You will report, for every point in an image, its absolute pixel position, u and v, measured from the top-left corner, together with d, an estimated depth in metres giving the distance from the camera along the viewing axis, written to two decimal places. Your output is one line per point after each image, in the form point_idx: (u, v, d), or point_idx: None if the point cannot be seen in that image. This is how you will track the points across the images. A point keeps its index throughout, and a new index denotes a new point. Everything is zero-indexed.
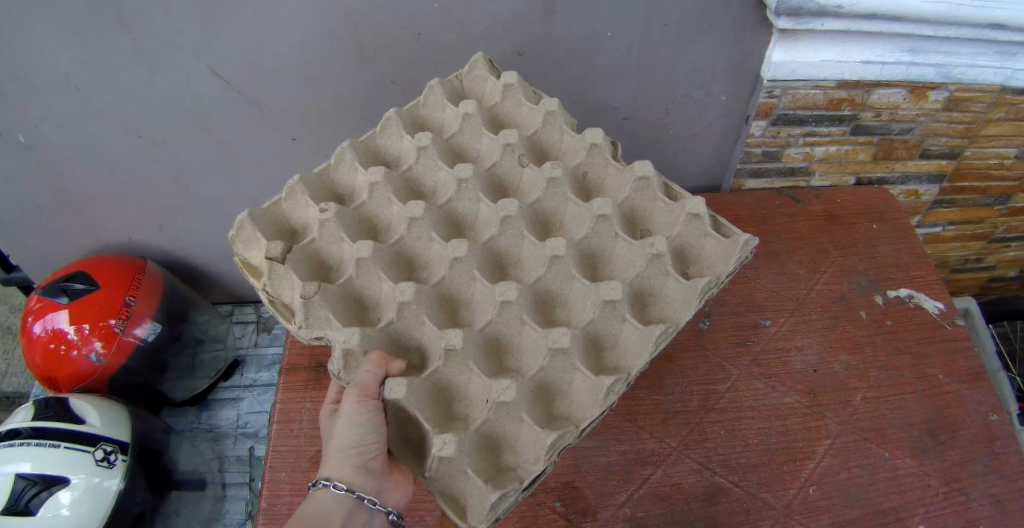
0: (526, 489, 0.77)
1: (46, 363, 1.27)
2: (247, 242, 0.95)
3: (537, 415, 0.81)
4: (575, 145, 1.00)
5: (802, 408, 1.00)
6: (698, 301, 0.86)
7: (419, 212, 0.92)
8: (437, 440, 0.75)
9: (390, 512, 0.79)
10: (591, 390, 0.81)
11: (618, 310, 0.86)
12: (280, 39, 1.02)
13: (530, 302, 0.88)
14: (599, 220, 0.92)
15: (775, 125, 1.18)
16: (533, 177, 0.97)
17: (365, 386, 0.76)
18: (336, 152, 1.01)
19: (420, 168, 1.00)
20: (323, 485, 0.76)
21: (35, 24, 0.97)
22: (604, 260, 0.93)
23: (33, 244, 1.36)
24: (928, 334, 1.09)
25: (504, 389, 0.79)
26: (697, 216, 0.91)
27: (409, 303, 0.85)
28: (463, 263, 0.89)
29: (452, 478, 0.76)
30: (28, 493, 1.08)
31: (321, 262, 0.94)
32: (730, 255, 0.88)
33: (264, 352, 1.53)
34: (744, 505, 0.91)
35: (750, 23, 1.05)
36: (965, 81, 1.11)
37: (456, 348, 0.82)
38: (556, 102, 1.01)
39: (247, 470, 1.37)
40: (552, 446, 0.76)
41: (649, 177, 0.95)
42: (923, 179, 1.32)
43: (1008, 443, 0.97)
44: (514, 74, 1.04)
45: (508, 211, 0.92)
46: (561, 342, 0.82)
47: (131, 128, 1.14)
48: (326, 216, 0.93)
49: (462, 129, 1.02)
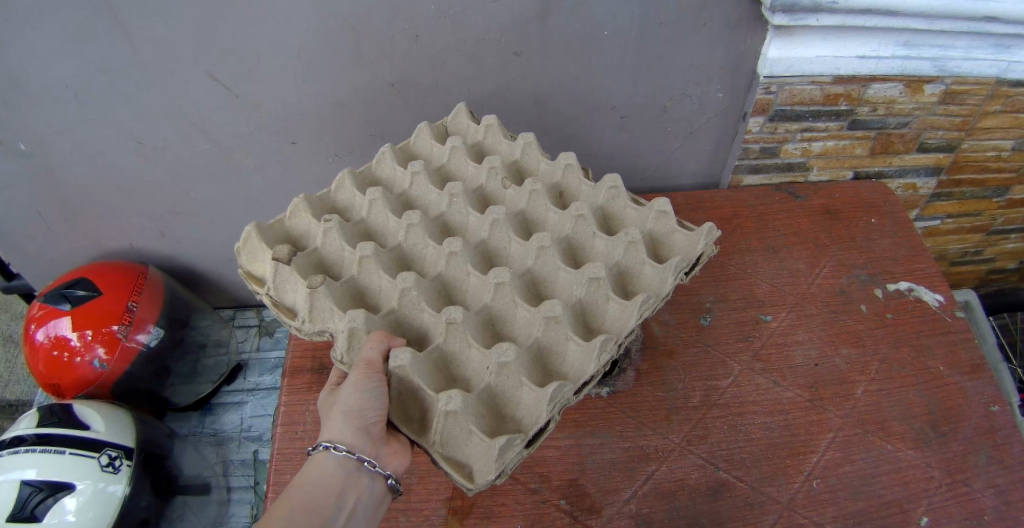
0: (531, 445, 0.78)
1: (49, 370, 1.28)
2: (252, 253, 0.96)
3: (534, 379, 0.82)
4: (550, 169, 1.03)
5: (803, 402, 1.01)
6: (673, 278, 0.88)
7: (415, 219, 0.94)
8: (443, 397, 0.77)
9: (389, 476, 0.79)
10: (583, 357, 0.82)
11: (602, 288, 0.87)
12: (278, 43, 1.03)
13: (521, 287, 0.90)
14: (577, 220, 0.95)
15: (772, 122, 1.19)
16: (515, 197, 1.00)
17: (372, 361, 0.79)
18: (336, 179, 1.03)
19: (415, 191, 1.02)
20: (323, 448, 0.76)
21: (33, 33, 0.97)
22: (584, 254, 0.95)
23: (35, 253, 1.36)
24: (928, 325, 1.09)
25: (504, 350, 0.80)
26: (664, 214, 0.95)
27: (410, 289, 0.87)
28: (458, 256, 0.91)
29: (459, 439, 0.77)
30: (34, 499, 1.08)
31: (323, 268, 0.95)
32: (696, 242, 0.91)
33: (267, 355, 1.53)
34: (748, 499, 0.91)
35: (745, 19, 1.05)
36: (960, 73, 1.12)
37: (457, 320, 0.83)
38: (533, 135, 1.05)
39: (252, 474, 1.37)
40: (553, 401, 0.77)
41: (618, 187, 0.99)
42: (921, 172, 1.33)
43: (1009, 433, 0.98)
44: (495, 117, 1.09)
45: (497, 215, 0.94)
46: (553, 311, 0.83)
47: (130, 134, 1.14)
48: (327, 225, 0.94)
49: (450, 161, 1.05)
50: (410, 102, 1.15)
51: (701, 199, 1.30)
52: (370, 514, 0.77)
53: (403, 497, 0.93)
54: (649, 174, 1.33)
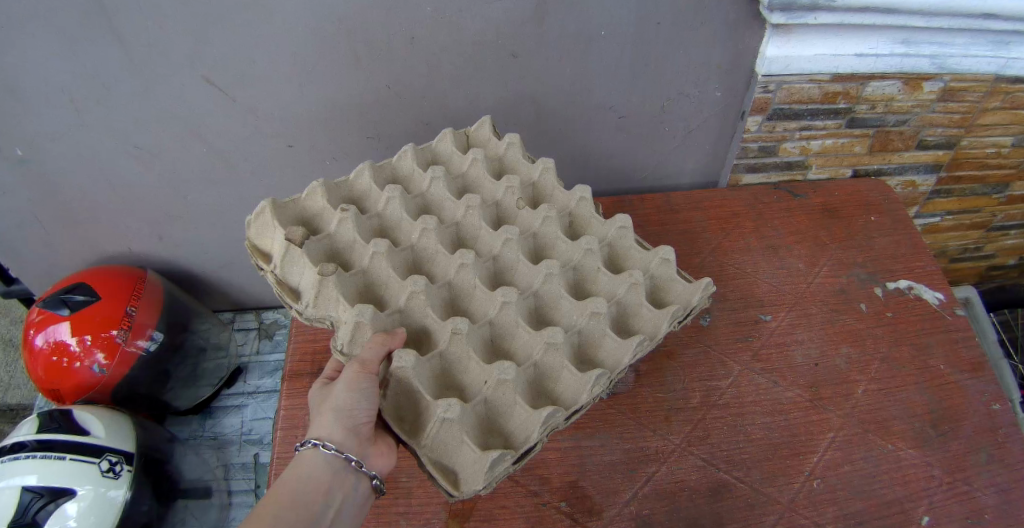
0: (517, 462, 0.78)
1: (49, 376, 1.28)
2: (263, 228, 0.96)
3: (527, 399, 0.82)
4: (565, 199, 1.03)
5: (804, 402, 1.00)
6: (669, 325, 0.89)
7: (431, 225, 0.94)
8: (442, 403, 0.76)
9: (374, 477, 0.78)
10: (577, 385, 0.82)
11: (601, 322, 0.88)
12: (273, 47, 1.02)
13: (524, 311, 0.90)
14: (586, 254, 0.95)
15: (771, 121, 1.19)
16: (527, 220, 1.00)
17: (367, 361, 0.79)
18: (358, 169, 1.03)
19: (431, 195, 1.01)
20: (311, 445, 0.75)
21: (28, 38, 0.97)
22: (586, 287, 0.95)
23: (34, 259, 1.36)
24: (928, 324, 1.09)
25: (505, 367, 0.80)
26: (668, 261, 0.95)
27: (419, 292, 0.87)
28: (469, 269, 0.91)
29: (449, 446, 0.77)
30: (35, 505, 1.08)
31: (334, 255, 0.95)
32: (693, 294, 0.92)
33: (267, 358, 1.54)
34: (748, 499, 0.91)
35: (743, 19, 1.05)
36: (959, 71, 1.11)
37: (462, 331, 0.83)
38: (552, 161, 1.04)
39: (253, 477, 1.38)
40: (542, 428, 0.78)
41: (627, 228, 0.99)
42: (920, 169, 1.32)
43: (1011, 431, 0.97)
44: (518, 137, 1.08)
45: (510, 235, 0.94)
46: (554, 338, 0.83)
47: (127, 138, 1.14)
48: (346, 215, 0.94)
49: (469, 171, 1.05)
50: (408, 104, 1.14)
51: (700, 199, 1.30)
52: (356, 514, 0.76)
53: (404, 500, 0.93)
54: (648, 174, 1.32)
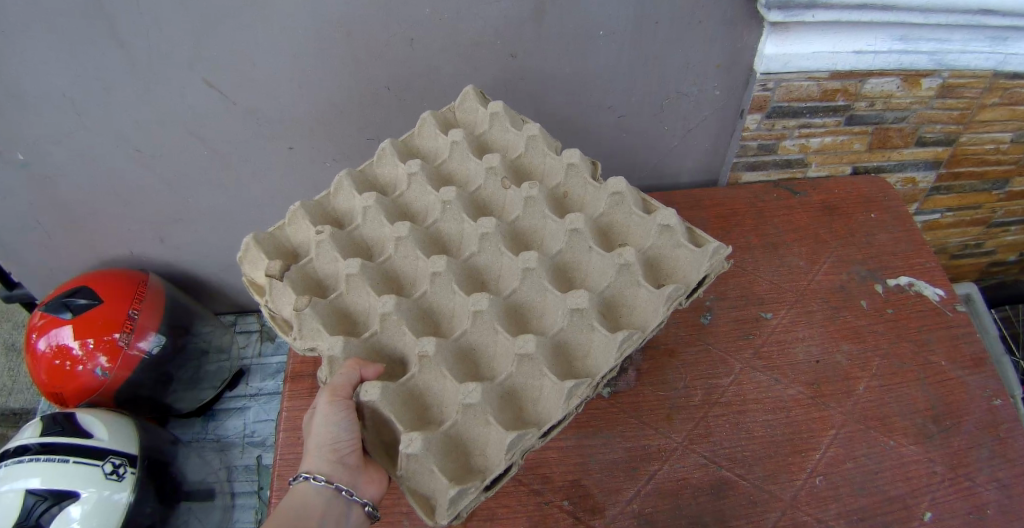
0: (489, 489, 0.77)
1: (53, 379, 1.29)
2: (254, 263, 0.97)
3: (504, 419, 0.81)
4: (555, 166, 1.01)
5: (805, 400, 1.00)
6: (665, 309, 0.86)
7: (404, 232, 0.93)
8: (404, 437, 0.76)
9: (366, 504, 0.80)
10: (553, 397, 0.81)
11: (586, 318, 0.85)
12: (272, 49, 1.03)
13: (505, 313, 0.88)
14: (572, 234, 0.92)
15: (770, 118, 1.19)
16: (515, 198, 0.98)
17: (337, 386, 0.79)
18: (336, 180, 1.03)
19: (411, 194, 1.02)
20: (302, 479, 0.78)
21: (28, 43, 0.97)
22: (578, 271, 0.93)
23: (36, 262, 1.36)
24: (929, 320, 1.09)
25: (469, 391, 0.79)
26: (667, 229, 0.91)
27: (390, 313, 0.87)
28: (442, 277, 0.90)
29: (421, 478, 0.76)
30: (39, 508, 1.09)
31: (319, 281, 0.97)
32: (701, 262, 0.88)
33: (268, 360, 1.54)
34: (750, 498, 0.91)
35: (741, 17, 1.05)
36: (957, 67, 1.12)
37: (429, 354, 0.82)
38: (538, 127, 1.03)
39: (255, 479, 1.38)
40: (512, 447, 0.76)
41: (622, 194, 0.95)
42: (920, 166, 1.33)
43: (1012, 426, 0.97)
44: (501, 103, 1.06)
45: (486, 229, 0.92)
46: (526, 349, 0.81)
47: (127, 142, 1.14)
48: (320, 237, 0.95)
49: (451, 156, 1.04)
50: (406, 106, 1.15)
51: (700, 198, 1.30)
52: None
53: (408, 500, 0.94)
54: (647, 173, 1.33)
